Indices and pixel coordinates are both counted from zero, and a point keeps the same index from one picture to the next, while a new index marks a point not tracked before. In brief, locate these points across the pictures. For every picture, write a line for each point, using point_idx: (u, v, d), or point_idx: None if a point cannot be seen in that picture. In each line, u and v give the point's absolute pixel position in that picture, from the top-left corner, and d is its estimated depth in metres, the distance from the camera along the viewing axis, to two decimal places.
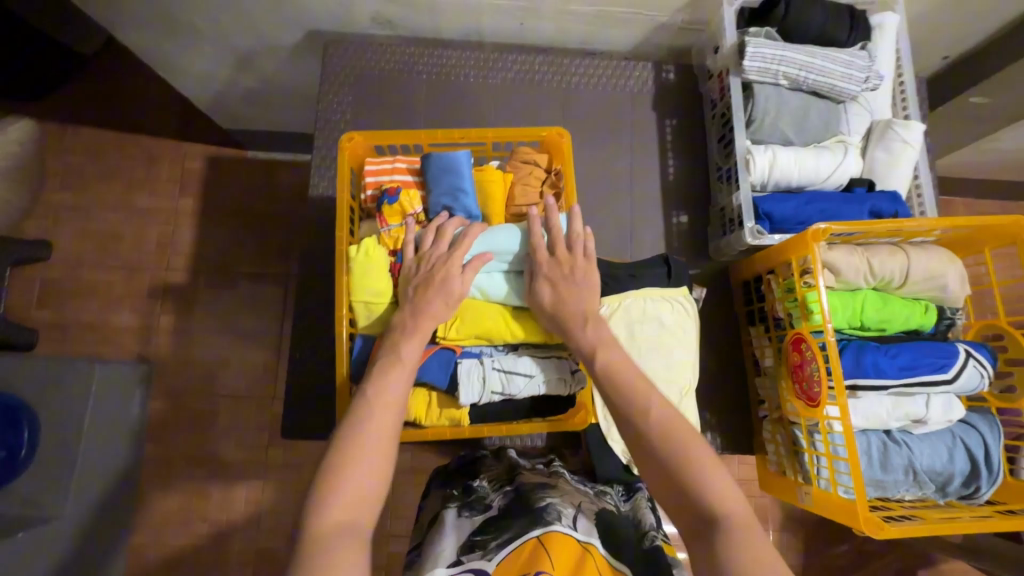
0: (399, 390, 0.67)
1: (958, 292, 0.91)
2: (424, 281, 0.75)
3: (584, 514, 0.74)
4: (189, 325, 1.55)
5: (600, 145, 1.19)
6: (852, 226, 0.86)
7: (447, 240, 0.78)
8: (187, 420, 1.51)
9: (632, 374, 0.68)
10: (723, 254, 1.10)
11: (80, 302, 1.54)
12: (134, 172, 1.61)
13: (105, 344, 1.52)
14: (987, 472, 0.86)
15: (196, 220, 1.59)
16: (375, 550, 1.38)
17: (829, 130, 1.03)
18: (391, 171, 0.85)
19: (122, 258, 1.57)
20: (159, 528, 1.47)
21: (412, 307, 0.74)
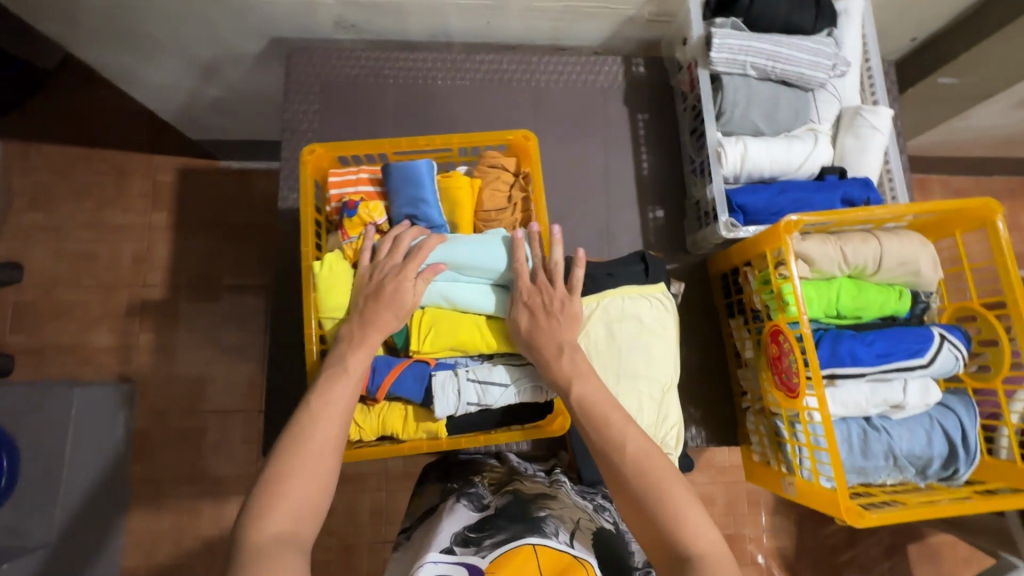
0: (344, 401, 0.67)
1: (932, 276, 0.91)
2: (374, 292, 0.74)
3: (582, 531, 0.74)
4: (169, 342, 1.51)
5: (574, 142, 1.17)
6: (823, 216, 0.86)
7: (401, 250, 0.77)
8: (173, 438, 1.47)
9: (609, 408, 0.67)
10: (701, 247, 1.09)
11: (56, 324, 1.50)
12: (105, 187, 1.57)
13: (84, 365, 1.48)
14: (964, 452, 0.87)
15: (172, 234, 1.56)
16: (371, 556, 1.37)
17: (799, 119, 1.03)
18: (354, 182, 0.84)
19: (97, 276, 1.53)
20: (150, 548, 1.42)
21: (361, 317, 0.74)
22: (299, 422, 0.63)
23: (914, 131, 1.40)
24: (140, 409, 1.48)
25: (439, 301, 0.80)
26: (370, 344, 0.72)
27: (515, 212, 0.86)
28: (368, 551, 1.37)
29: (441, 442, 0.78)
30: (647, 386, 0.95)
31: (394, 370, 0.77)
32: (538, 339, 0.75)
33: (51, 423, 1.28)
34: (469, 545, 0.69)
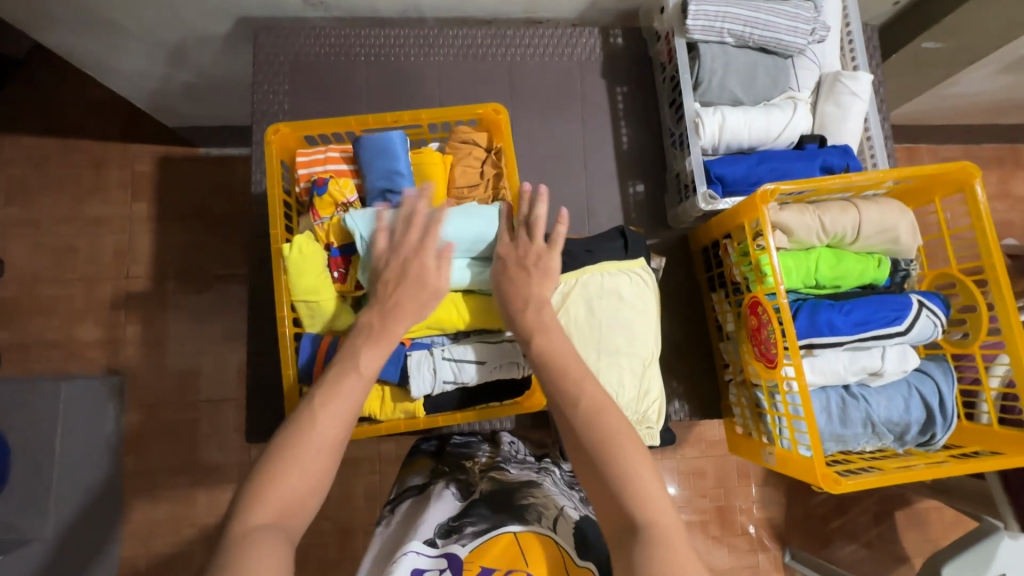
0: (350, 401, 0.63)
1: (910, 243, 0.91)
2: (396, 276, 0.71)
3: (566, 517, 0.74)
4: (156, 333, 1.50)
5: (554, 119, 1.15)
6: (800, 184, 0.85)
7: (417, 228, 0.74)
8: (164, 429, 1.47)
9: (563, 362, 0.66)
10: (683, 221, 1.08)
11: (40, 319, 1.48)
12: (82, 179, 1.54)
13: (70, 359, 1.47)
14: (942, 418, 0.87)
15: (153, 225, 1.53)
16: (365, 539, 1.38)
17: (779, 87, 1.01)
18: (323, 161, 0.82)
19: (79, 270, 1.51)
20: (147, 537, 1.43)
21: (383, 307, 0.69)
22: (298, 415, 0.61)
23: (899, 100, 1.38)
24: (130, 402, 1.47)
25: None
26: (388, 339, 0.67)
27: (487, 188, 0.85)
28: (363, 534, 1.38)
29: (419, 421, 0.77)
30: (629, 361, 0.95)
31: None
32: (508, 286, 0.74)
33: (39, 418, 1.28)
34: (450, 534, 0.69)
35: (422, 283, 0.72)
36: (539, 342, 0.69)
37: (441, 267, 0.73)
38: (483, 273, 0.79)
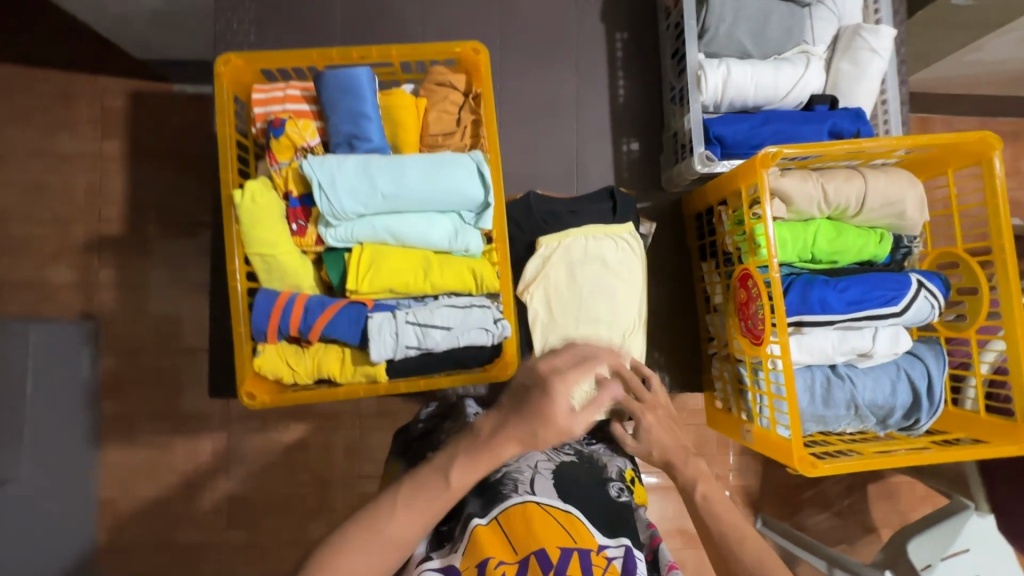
0: (434, 500, 0.58)
1: (916, 219, 0.84)
2: (528, 392, 0.58)
3: (543, 474, 0.71)
4: (135, 275, 1.39)
5: (549, 66, 1.06)
6: (805, 148, 0.77)
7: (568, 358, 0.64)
8: (146, 374, 1.39)
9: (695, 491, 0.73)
10: (677, 184, 1.01)
11: (12, 261, 1.39)
12: (51, 111, 1.41)
13: (43, 302, 1.38)
14: (927, 403, 0.84)
15: (126, 164, 1.42)
16: (346, 493, 1.36)
17: (792, 39, 0.92)
18: (283, 100, 0.74)
19: (51, 208, 1.40)
20: (127, 483, 1.37)
21: (499, 423, 0.59)
22: (381, 503, 0.58)
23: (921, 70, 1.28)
24: (105, 346, 1.38)
25: (383, 237, 0.72)
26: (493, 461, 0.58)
27: (464, 136, 0.77)
28: (343, 487, 1.36)
29: (380, 387, 0.72)
30: (608, 331, 0.91)
31: (327, 312, 0.71)
32: (661, 442, 0.78)
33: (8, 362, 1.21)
34: (443, 543, 0.67)
35: (547, 418, 0.56)
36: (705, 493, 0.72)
37: (586, 418, 0.58)
38: (473, 234, 0.74)
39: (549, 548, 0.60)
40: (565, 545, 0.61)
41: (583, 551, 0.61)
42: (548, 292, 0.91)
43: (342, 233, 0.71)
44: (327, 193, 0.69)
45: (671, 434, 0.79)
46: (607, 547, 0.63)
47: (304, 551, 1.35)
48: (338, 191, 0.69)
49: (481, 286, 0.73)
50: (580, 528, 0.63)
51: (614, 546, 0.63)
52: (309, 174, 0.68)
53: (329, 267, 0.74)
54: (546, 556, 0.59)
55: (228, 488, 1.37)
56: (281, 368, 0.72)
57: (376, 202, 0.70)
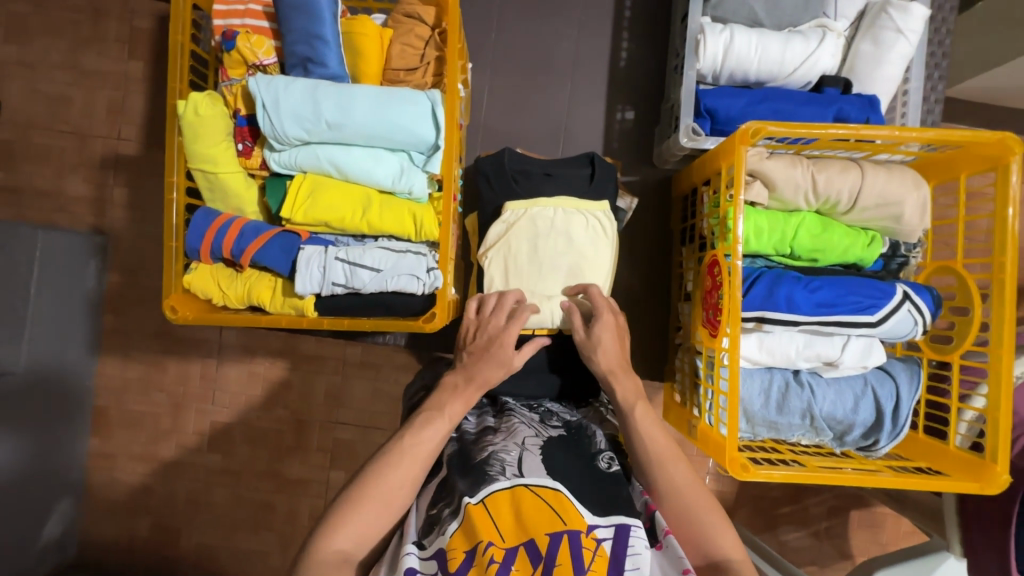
0: (433, 445, 0.66)
1: (915, 224, 0.76)
2: (480, 349, 0.75)
3: (530, 451, 0.66)
4: (148, 195, 1.16)
5: (552, 17, 0.99)
6: (792, 128, 0.69)
7: (506, 310, 0.78)
8: (152, 299, 1.17)
9: (640, 406, 0.71)
10: (667, 161, 0.95)
11: (26, 165, 1.15)
12: (78, 25, 1.14)
13: (57, 212, 1.16)
14: (891, 425, 0.77)
15: (150, 87, 1.15)
16: (321, 435, 1.17)
17: (811, 10, 0.83)
18: (243, 14, 0.71)
19: (74, 120, 1.15)
20: (117, 393, 1.18)
21: (466, 370, 0.74)
22: (389, 452, 0.64)
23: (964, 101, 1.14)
24: (115, 263, 1.16)
25: (327, 168, 0.70)
26: (483, 386, 0.73)
27: (427, 74, 0.74)
28: (318, 430, 1.17)
29: (304, 321, 0.70)
30: None
31: (260, 238, 0.69)
32: (608, 350, 0.76)
33: None
34: (433, 528, 0.61)
35: (495, 358, 0.74)
36: (640, 411, 0.71)
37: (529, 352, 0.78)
38: (420, 179, 0.71)
39: (538, 537, 0.56)
40: (553, 527, 0.57)
41: (572, 533, 0.57)
42: (504, 268, 0.86)
43: (286, 160, 0.70)
44: (270, 115, 0.66)
45: (618, 341, 0.77)
46: (596, 528, 0.59)
47: (279, 486, 1.17)
48: (281, 113, 0.66)
49: (421, 232, 0.71)
50: (569, 508, 0.59)
51: (604, 526, 0.59)
52: (254, 92, 0.66)
53: (269, 196, 0.73)
54: (535, 546, 0.56)
55: (211, 413, 1.17)
56: (211, 289, 0.72)
57: (321, 130, 0.67)
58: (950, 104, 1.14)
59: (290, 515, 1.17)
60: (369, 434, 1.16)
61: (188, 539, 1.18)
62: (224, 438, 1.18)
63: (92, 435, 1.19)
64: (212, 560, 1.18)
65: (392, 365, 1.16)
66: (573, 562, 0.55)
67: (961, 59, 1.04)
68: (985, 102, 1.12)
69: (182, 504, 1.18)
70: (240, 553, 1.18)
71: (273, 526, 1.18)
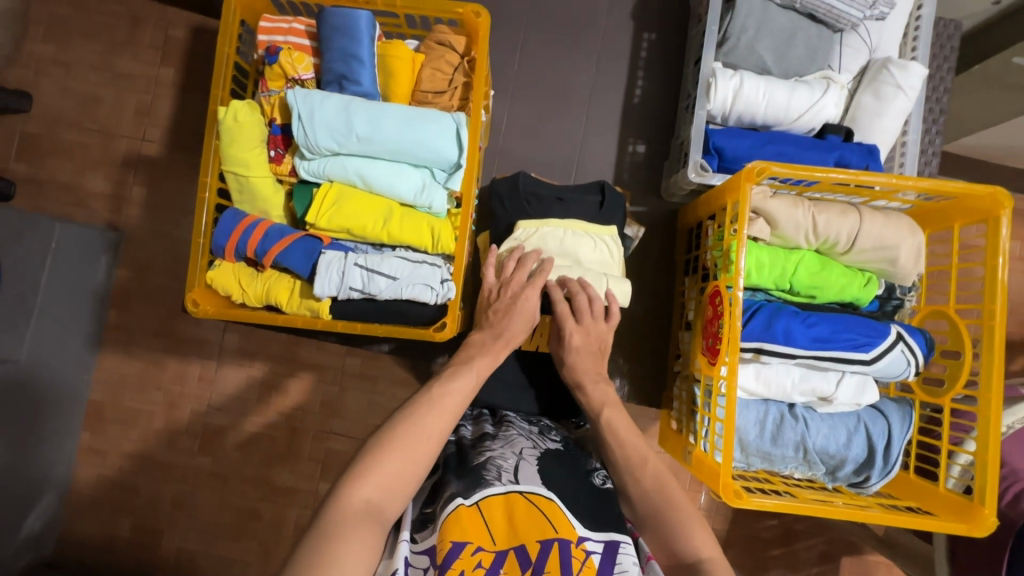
0: (459, 397, 0.69)
1: (909, 269, 0.80)
2: (504, 307, 0.80)
3: (527, 461, 0.68)
4: (165, 195, 1.20)
5: (570, 53, 1.05)
6: (795, 170, 0.73)
7: (526, 270, 0.83)
8: (158, 297, 1.19)
9: (610, 412, 0.75)
10: (674, 195, 0.99)
11: (50, 160, 1.20)
12: (115, 31, 1.20)
13: (75, 207, 1.19)
14: (882, 463, 0.79)
15: (178, 93, 1.20)
16: (314, 444, 1.17)
17: (815, 62, 0.89)
18: (286, 32, 0.76)
19: (100, 119, 1.20)
20: (114, 389, 1.19)
21: (493, 330, 0.79)
22: (417, 403, 0.66)
23: (957, 157, 1.18)
24: (126, 260, 1.19)
25: (353, 178, 0.73)
26: (506, 343, 0.78)
27: (453, 97, 0.79)
28: (311, 439, 1.17)
29: (319, 322, 0.73)
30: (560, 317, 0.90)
31: (283, 241, 0.72)
32: (579, 366, 0.81)
33: None
34: (426, 524, 0.62)
35: (522, 312, 0.80)
36: (608, 415, 0.75)
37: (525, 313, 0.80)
38: (441, 194, 0.74)
39: (528, 542, 0.58)
40: (544, 535, 0.58)
41: (563, 542, 0.58)
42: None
43: (315, 168, 0.74)
44: (304, 124, 0.70)
45: (589, 357, 0.81)
46: (586, 540, 0.60)
47: (266, 494, 1.17)
48: (315, 124, 0.70)
49: (438, 245, 0.74)
50: (562, 517, 0.60)
51: (594, 540, 0.60)
52: (291, 103, 0.70)
53: (296, 202, 0.76)
54: (525, 552, 0.57)
55: (205, 415, 1.18)
56: (232, 285, 0.74)
57: (351, 142, 0.71)
58: (949, 159, 1.18)
59: (275, 523, 1.17)
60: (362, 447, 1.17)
61: (169, 541, 1.18)
62: (216, 441, 1.18)
63: (84, 428, 1.19)
64: (191, 566, 1.17)
65: (390, 378, 1.17)
66: (562, 570, 0.56)
67: (956, 118, 1.09)
68: (983, 160, 1.17)
69: (167, 505, 1.18)
70: (220, 560, 1.17)
71: (256, 535, 1.17)
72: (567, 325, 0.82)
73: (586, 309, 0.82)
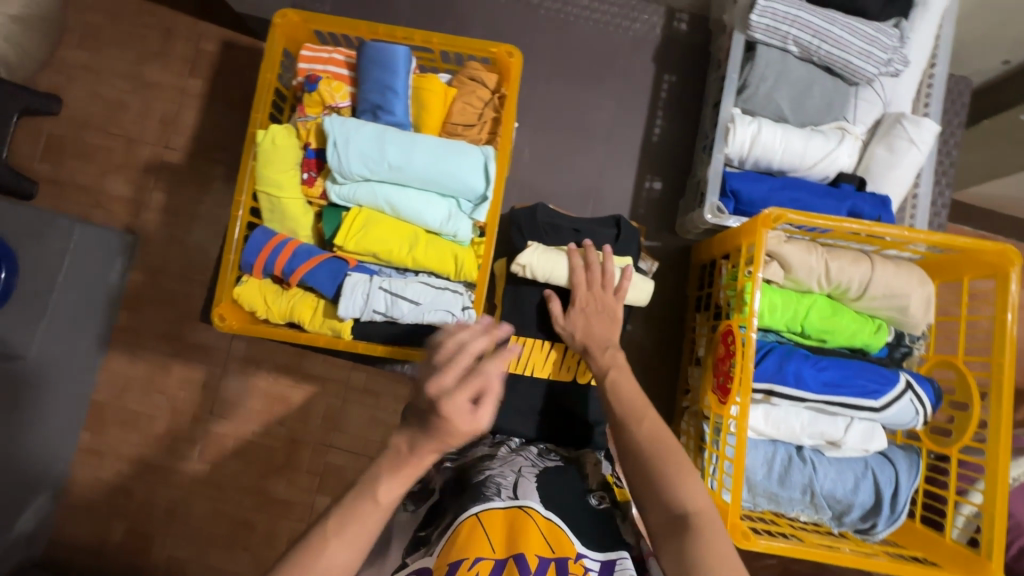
0: (372, 522, 0.53)
1: (919, 318, 0.81)
2: (421, 418, 0.53)
3: (526, 477, 0.70)
4: (183, 202, 1.23)
5: (586, 87, 1.09)
6: (812, 218, 0.75)
7: (450, 361, 0.51)
8: (168, 301, 1.21)
9: (613, 372, 0.73)
10: (688, 232, 1.01)
11: (73, 162, 1.23)
12: (146, 42, 1.25)
13: (95, 209, 1.22)
14: (888, 511, 0.79)
15: (203, 105, 1.24)
16: (313, 457, 1.17)
17: (831, 113, 0.92)
18: (326, 61, 0.79)
19: (126, 125, 1.24)
20: (117, 390, 1.20)
21: (412, 437, 0.53)
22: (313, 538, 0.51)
23: (965, 205, 1.20)
24: (140, 263, 1.21)
25: (381, 205, 0.76)
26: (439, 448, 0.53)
27: (482, 131, 0.82)
28: (311, 451, 1.18)
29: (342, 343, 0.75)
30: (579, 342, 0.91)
31: (311, 261, 0.75)
32: (589, 333, 0.81)
33: None
34: (419, 547, 0.64)
35: (451, 432, 0.51)
36: (614, 375, 0.74)
37: (460, 437, 0.51)
38: (467, 223, 0.77)
39: (528, 554, 0.59)
40: (543, 551, 0.60)
41: (559, 561, 0.60)
42: (541, 278, 0.88)
43: (346, 193, 0.76)
44: (338, 151, 0.73)
45: (597, 324, 0.82)
46: (585, 556, 0.62)
47: (261, 505, 1.17)
48: (349, 152, 0.73)
49: (461, 273, 0.76)
50: (559, 535, 0.62)
51: (592, 557, 0.62)
52: (328, 130, 0.73)
53: (325, 223, 0.79)
54: (524, 560, 0.59)
55: (206, 422, 1.19)
56: (257, 302, 0.76)
57: (382, 170, 0.74)
58: (956, 207, 1.21)
59: (268, 536, 1.17)
60: (361, 462, 1.17)
61: (160, 548, 1.17)
62: (214, 448, 1.19)
63: (83, 429, 1.20)
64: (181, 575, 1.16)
65: (392, 394, 1.17)
66: None
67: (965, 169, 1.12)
68: (991, 210, 1.19)
69: (160, 510, 1.18)
70: (210, 571, 1.17)
71: (248, 546, 1.16)
72: (579, 293, 0.85)
73: (597, 279, 0.85)
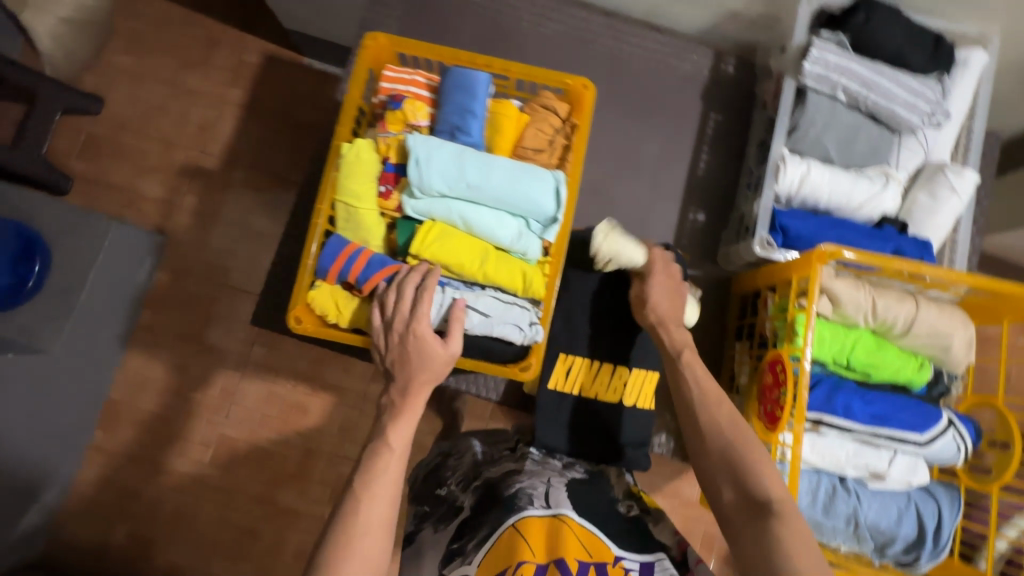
0: (394, 473, 0.61)
1: (961, 357, 0.85)
2: (398, 354, 0.69)
3: (556, 487, 0.73)
4: (216, 207, 1.25)
5: (620, 120, 1.14)
6: (867, 257, 0.79)
7: (410, 298, 0.71)
8: (192, 304, 1.22)
9: (688, 352, 0.76)
10: (733, 263, 1.04)
11: (108, 162, 1.26)
12: (192, 51, 1.29)
13: (127, 209, 1.25)
14: (931, 544, 0.82)
15: (244, 114, 1.28)
16: (326, 468, 1.18)
17: (875, 158, 0.97)
18: (408, 82, 0.84)
19: (164, 129, 1.27)
20: (132, 389, 1.20)
21: (401, 384, 0.67)
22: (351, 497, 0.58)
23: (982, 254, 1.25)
24: (168, 264, 1.23)
25: (455, 220, 0.79)
26: (425, 385, 0.67)
27: (552, 156, 0.85)
28: (325, 462, 1.18)
29: None
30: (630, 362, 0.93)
31: (386, 270, 0.77)
32: (661, 306, 0.82)
33: None
34: (455, 559, 0.67)
35: (427, 360, 0.67)
36: (688, 355, 0.76)
37: (436, 364, 0.68)
38: (536, 242, 0.80)
39: (568, 557, 0.61)
40: (582, 556, 0.62)
41: (599, 565, 0.62)
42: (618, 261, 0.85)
43: (422, 207, 0.79)
44: (421, 168, 0.76)
45: (671, 300, 0.83)
46: (623, 558, 0.63)
47: (268, 514, 1.17)
48: (431, 169, 0.76)
49: (528, 290, 0.79)
50: (596, 542, 0.64)
51: (631, 558, 0.64)
52: (411, 147, 0.76)
53: (398, 233, 0.81)
54: (564, 563, 0.60)
55: (221, 425, 1.19)
56: (328, 306, 0.79)
57: (460, 187, 0.77)
58: None
59: (274, 545, 1.17)
60: None
61: (161, 553, 1.16)
62: (226, 453, 1.19)
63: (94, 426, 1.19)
64: None
65: None
66: None
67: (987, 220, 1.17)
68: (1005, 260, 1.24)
69: (165, 514, 1.17)
70: None
71: (252, 556, 1.16)
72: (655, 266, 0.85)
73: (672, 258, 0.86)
